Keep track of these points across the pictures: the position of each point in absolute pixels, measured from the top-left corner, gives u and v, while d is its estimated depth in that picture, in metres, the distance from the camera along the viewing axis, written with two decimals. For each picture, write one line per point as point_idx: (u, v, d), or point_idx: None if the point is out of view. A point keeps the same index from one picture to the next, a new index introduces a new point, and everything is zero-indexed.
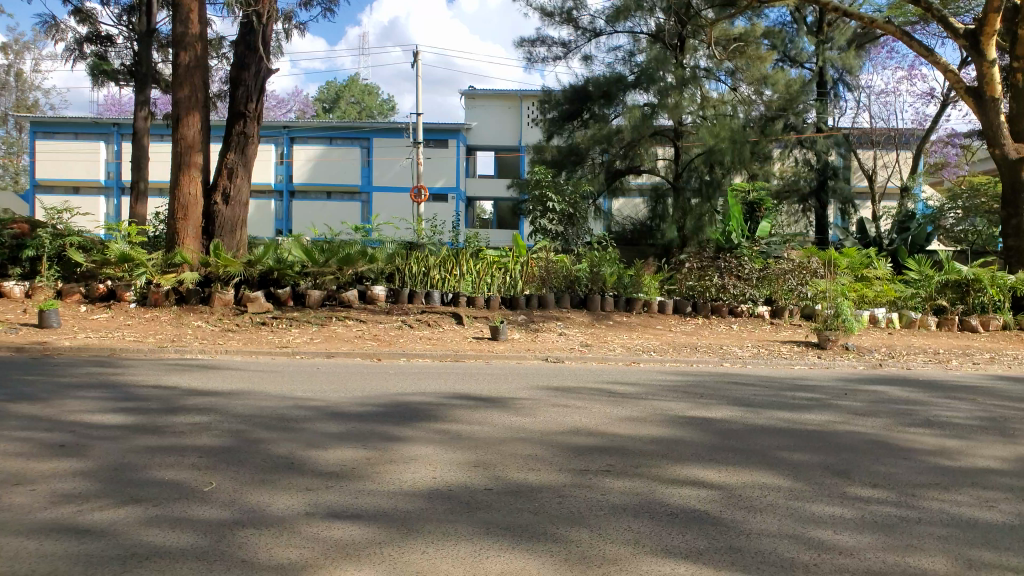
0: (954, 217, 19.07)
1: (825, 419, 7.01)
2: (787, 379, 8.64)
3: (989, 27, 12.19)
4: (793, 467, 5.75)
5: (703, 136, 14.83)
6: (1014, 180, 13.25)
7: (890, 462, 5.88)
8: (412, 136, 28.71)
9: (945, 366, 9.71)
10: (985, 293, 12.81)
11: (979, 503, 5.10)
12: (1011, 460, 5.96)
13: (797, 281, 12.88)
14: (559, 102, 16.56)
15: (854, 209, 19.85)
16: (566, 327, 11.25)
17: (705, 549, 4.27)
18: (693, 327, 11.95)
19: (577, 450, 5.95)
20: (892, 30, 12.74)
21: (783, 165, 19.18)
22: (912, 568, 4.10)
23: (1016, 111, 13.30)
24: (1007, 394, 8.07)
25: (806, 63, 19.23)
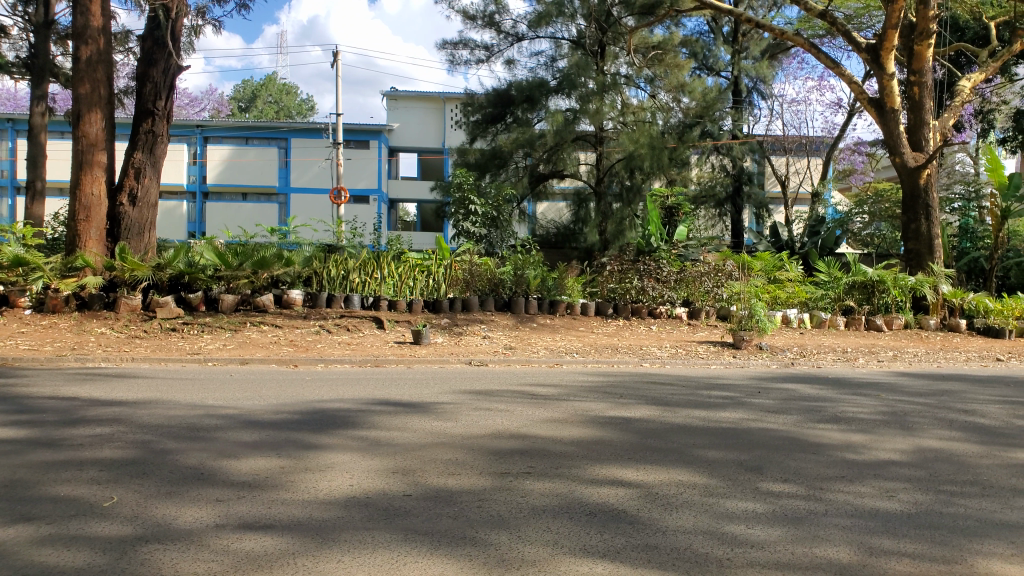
0: (861, 221, 19.82)
1: (739, 417, 7.23)
2: (703, 378, 8.88)
3: (888, 42, 12.87)
4: (708, 463, 5.90)
5: (623, 141, 15.12)
6: (913, 187, 13.95)
7: (800, 457, 6.11)
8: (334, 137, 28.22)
9: (852, 363, 10.17)
10: (889, 293, 13.46)
11: (880, 494, 5.36)
12: (910, 452, 6.29)
13: (712, 283, 13.26)
14: (481, 105, 16.55)
15: (768, 213, 20.66)
16: (490, 330, 11.27)
17: (621, 547, 4.34)
18: (615, 328, 12.15)
19: (498, 453, 5.95)
20: (801, 42, 13.21)
21: (700, 171, 19.75)
22: (819, 559, 4.27)
23: (914, 122, 14.06)
24: (907, 390, 8.50)
25: (722, 71, 19.83)
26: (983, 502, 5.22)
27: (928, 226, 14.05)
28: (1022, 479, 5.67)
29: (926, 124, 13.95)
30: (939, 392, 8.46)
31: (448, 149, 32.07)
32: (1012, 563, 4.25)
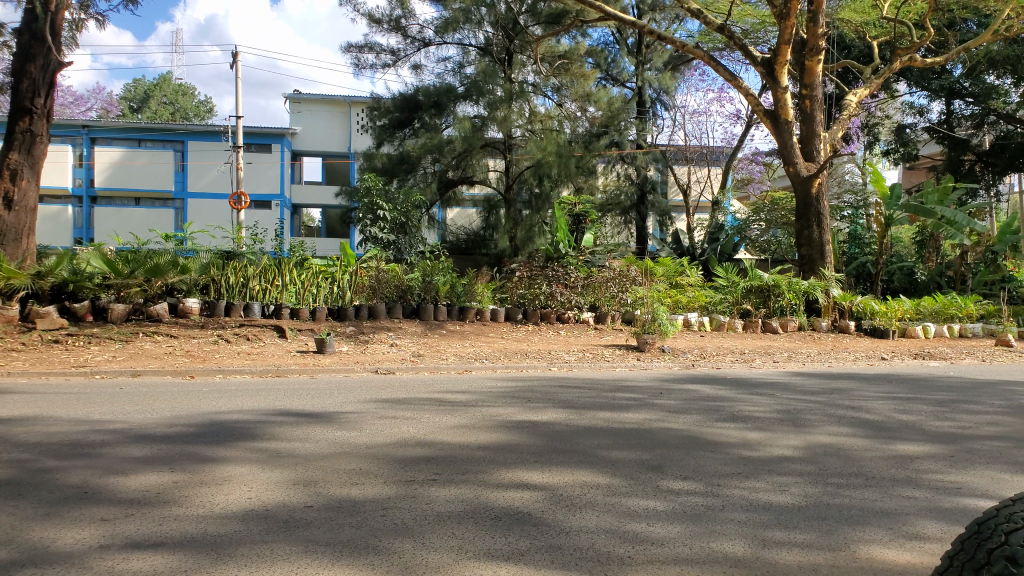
0: (758, 228, 20.79)
1: (643, 417, 7.41)
2: (610, 380, 9.06)
3: (781, 58, 13.49)
4: (611, 463, 6.03)
5: (531, 149, 15.29)
6: (805, 196, 14.69)
7: (700, 455, 6.31)
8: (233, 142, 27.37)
9: (749, 364, 10.60)
10: (784, 296, 14.07)
11: (773, 488, 5.61)
12: (802, 447, 6.60)
13: (617, 288, 13.52)
14: (388, 109, 16.38)
15: (671, 221, 21.12)
16: (399, 337, 11.16)
17: (526, 549, 4.36)
18: (524, 334, 12.26)
19: (404, 461, 5.89)
20: (702, 54, 13.62)
21: (606, 180, 20.22)
22: (715, 553, 4.41)
23: (806, 133, 14.83)
24: (800, 389, 8.94)
25: (627, 82, 20.40)
26: (866, 492, 5.54)
27: (819, 232, 14.83)
28: (901, 469, 6.05)
29: (817, 135, 14.73)
30: (830, 390, 8.92)
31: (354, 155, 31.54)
32: (889, 548, 4.53)
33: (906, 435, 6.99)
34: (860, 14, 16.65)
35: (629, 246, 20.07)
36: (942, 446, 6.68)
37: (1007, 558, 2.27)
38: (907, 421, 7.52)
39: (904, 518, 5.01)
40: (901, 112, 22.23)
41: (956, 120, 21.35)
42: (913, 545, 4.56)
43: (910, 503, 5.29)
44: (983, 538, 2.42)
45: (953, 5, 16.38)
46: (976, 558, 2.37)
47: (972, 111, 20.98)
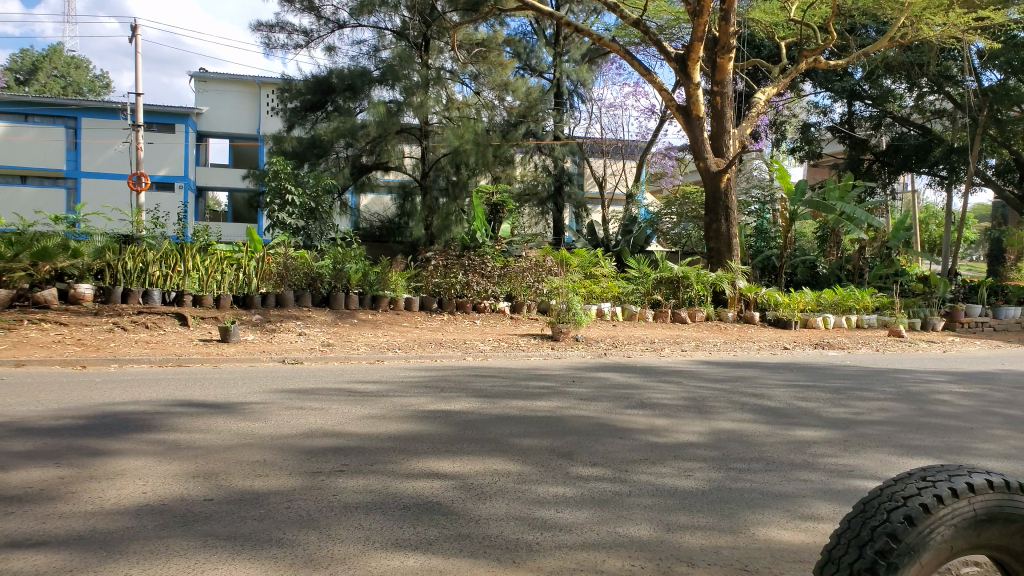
0: (670, 221, 21.31)
1: (555, 405, 7.48)
2: (523, 369, 9.11)
3: (694, 54, 13.83)
4: (522, 451, 6.06)
5: (447, 136, 15.20)
6: (715, 190, 15.18)
7: (609, 442, 6.43)
8: (131, 120, 26.08)
9: (659, 353, 10.88)
10: (693, 288, 14.50)
11: (679, 473, 5.77)
12: (706, 434, 6.82)
13: (534, 279, 13.56)
14: (300, 91, 15.88)
15: (587, 213, 21.55)
16: (307, 327, 10.87)
17: (435, 539, 4.33)
18: (439, 323, 12.18)
19: (311, 452, 5.75)
20: (618, 48, 13.76)
21: (524, 170, 20.32)
22: (622, 537, 4.50)
23: (716, 130, 15.25)
24: (707, 377, 9.23)
25: (546, 73, 20.43)
26: (765, 476, 5.76)
27: (727, 226, 15.35)
28: (798, 454, 6.33)
29: (726, 132, 15.16)
30: (735, 378, 9.26)
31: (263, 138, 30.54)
32: (785, 529, 4.73)
33: (804, 421, 7.32)
34: (769, 15, 17.15)
35: (545, 237, 20.21)
36: (836, 431, 7.03)
37: (889, 534, 2.39)
38: (805, 408, 7.88)
39: (798, 500, 5.24)
40: (807, 111, 23.09)
41: (857, 121, 22.40)
42: (806, 526, 4.78)
43: (806, 486, 5.54)
44: (867, 516, 2.52)
45: (854, 11, 17.17)
46: (861, 535, 2.47)
47: (871, 113, 22.05)
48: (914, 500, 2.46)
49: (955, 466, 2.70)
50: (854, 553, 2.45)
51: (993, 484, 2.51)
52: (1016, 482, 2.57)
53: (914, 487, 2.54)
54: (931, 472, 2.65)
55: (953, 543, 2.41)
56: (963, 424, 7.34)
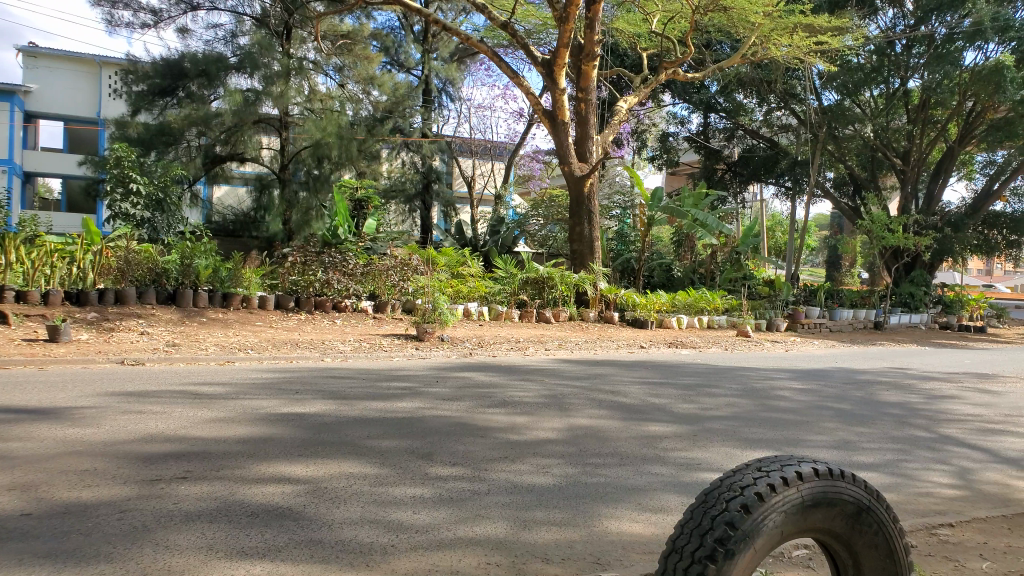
0: (537, 223, 21.69)
1: (415, 406, 7.39)
2: (384, 370, 8.94)
3: (559, 60, 14.11)
4: (380, 453, 5.94)
5: (309, 128, 14.80)
6: (577, 193, 15.56)
7: (467, 441, 6.42)
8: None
9: (523, 352, 11.03)
10: (557, 288, 14.83)
11: (536, 470, 5.85)
12: (563, 430, 6.96)
13: (398, 277, 13.43)
14: (147, 74, 14.61)
15: (455, 212, 21.47)
16: (150, 326, 10.17)
17: (284, 545, 4.14)
18: (296, 323, 11.76)
19: (149, 459, 5.37)
20: (486, 49, 13.74)
21: (390, 166, 20.12)
22: (478, 535, 4.50)
23: (580, 135, 15.64)
24: (567, 375, 9.44)
25: (414, 69, 20.20)
26: (618, 470, 5.96)
27: (589, 229, 15.80)
28: (649, 448, 6.58)
29: (590, 138, 15.56)
30: (593, 376, 9.53)
31: (103, 122, 28.29)
32: (635, 522, 4.90)
33: (655, 417, 7.63)
34: (632, 26, 17.65)
35: (412, 235, 19.99)
36: (685, 426, 7.38)
37: (727, 522, 2.50)
38: (657, 404, 8.23)
39: (649, 494, 5.45)
40: (666, 121, 24.26)
41: (711, 132, 23.80)
42: (654, 519, 4.96)
43: (656, 479, 5.78)
44: (707, 506, 2.62)
45: (710, 28, 18.06)
46: (702, 524, 2.57)
47: (724, 125, 23.48)
48: (750, 489, 2.59)
49: (785, 456, 2.86)
50: (695, 542, 2.53)
51: (819, 472, 2.69)
52: (839, 468, 2.77)
53: (750, 477, 2.68)
54: (766, 463, 2.80)
55: (783, 528, 2.56)
56: (798, 418, 7.91)
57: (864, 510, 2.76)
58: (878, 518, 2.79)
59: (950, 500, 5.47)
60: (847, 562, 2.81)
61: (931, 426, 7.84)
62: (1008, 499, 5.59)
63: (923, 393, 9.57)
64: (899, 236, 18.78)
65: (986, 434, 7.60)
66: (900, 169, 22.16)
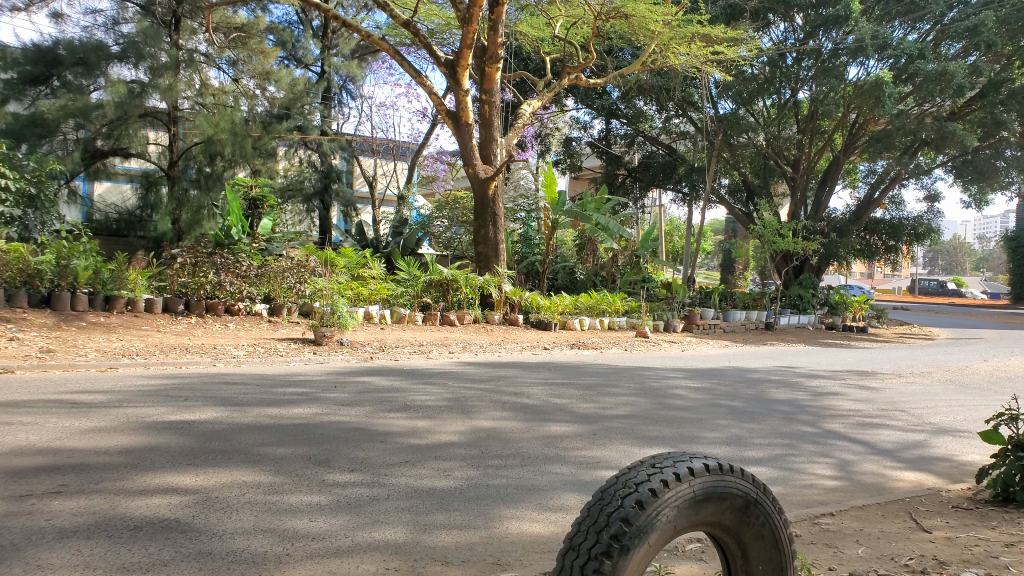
0: (442, 225, 21.61)
1: (312, 412, 7.19)
2: (279, 375, 8.67)
3: (463, 61, 14.10)
4: (274, 461, 5.75)
5: (199, 124, 14.21)
6: (482, 195, 15.59)
7: (366, 447, 6.29)
8: None
9: (425, 356, 10.94)
10: (462, 291, 14.77)
11: (437, 473, 5.80)
12: (466, 433, 6.93)
13: (295, 279, 13.08)
14: (16, 61, 13.46)
15: (355, 212, 21.19)
16: (21, 331, 9.48)
17: (171, 559, 3.94)
18: (185, 327, 11.24)
19: (20, 473, 5.00)
20: (388, 47, 13.49)
21: (287, 164, 19.64)
22: (377, 541, 4.42)
23: (484, 137, 15.69)
24: (469, 378, 9.44)
25: (312, 65, 19.80)
26: (520, 471, 5.99)
27: (494, 232, 15.88)
28: (550, 448, 6.66)
29: (494, 141, 15.66)
30: (496, 378, 9.55)
31: None
32: (535, 522, 4.92)
33: (556, 417, 7.72)
34: (535, 30, 17.76)
35: (310, 236, 19.51)
36: (585, 425, 7.50)
37: (622, 519, 2.55)
38: (559, 404, 8.33)
39: (549, 493, 5.50)
40: (569, 126, 24.88)
41: (613, 138, 24.38)
42: (554, 518, 5.01)
43: (558, 479, 5.84)
44: (604, 503, 2.65)
45: (611, 34, 18.40)
46: (598, 521, 2.59)
47: (625, 131, 24.06)
48: (645, 485, 2.65)
49: (678, 452, 2.94)
50: (592, 539, 2.56)
51: (709, 467, 2.78)
52: (728, 463, 2.86)
53: (644, 474, 2.73)
54: (659, 459, 2.86)
55: (676, 522, 2.63)
56: (693, 415, 8.19)
57: (752, 503, 2.86)
58: (765, 510, 2.90)
59: (831, 491, 5.78)
60: (736, 554, 2.92)
61: (816, 421, 8.27)
62: (883, 487, 5.96)
63: (809, 390, 10.09)
64: (788, 241, 19.78)
65: (865, 427, 8.08)
66: (790, 176, 23.31)
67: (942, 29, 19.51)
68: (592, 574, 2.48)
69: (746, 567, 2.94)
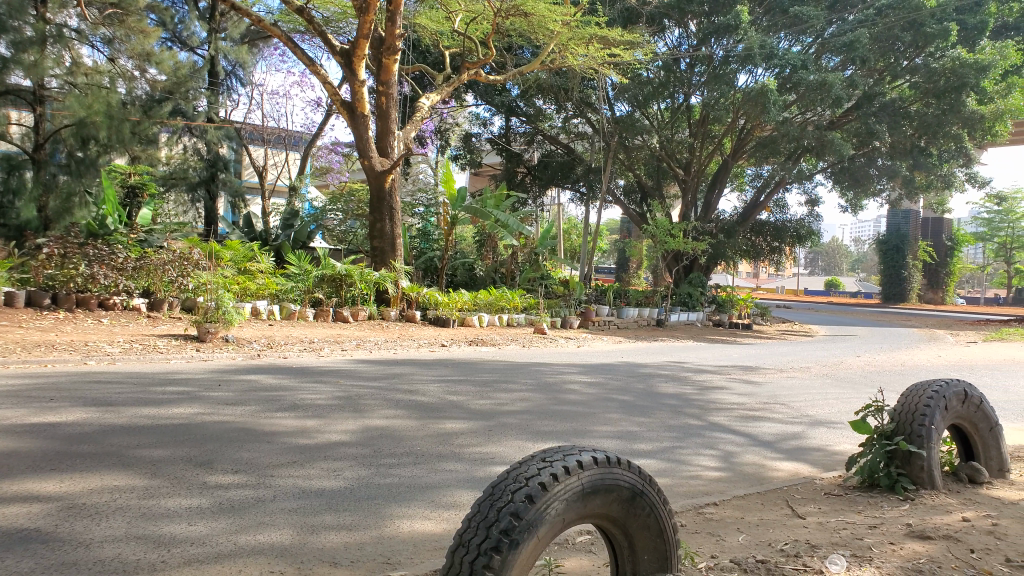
0: (337, 218, 21.21)
1: (192, 412, 6.86)
2: (156, 374, 8.21)
3: (359, 51, 13.85)
4: (150, 463, 5.44)
5: (69, 104, 13.18)
6: (378, 188, 15.37)
7: (251, 448, 6.05)
8: None
9: (317, 353, 10.65)
10: (355, 286, 14.49)
11: (327, 473, 5.65)
12: (357, 432, 6.79)
13: (177, 273, 12.44)
14: None
15: (243, 203, 20.41)
16: None
17: (29, 571, 3.65)
18: (52, 322, 10.52)
19: None
20: (279, 33, 13.05)
21: (170, 152, 18.87)
22: (262, 544, 4.25)
23: (381, 129, 15.46)
24: (362, 375, 9.26)
25: (198, 48, 18.95)
26: (413, 469, 5.91)
27: (391, 226, 15.68)
28: (444, 446, 6.61)
29: (391, 133, 15.45)
30: (389, 375, 9.42)
31: None
32: (427, 520, 4.87)
33: (451, 415, 7.69)
34: (434, 23, 17.51)
35: (192, 228, 18.68)
36: (479, 422, 7.50)
37: (512, 514, 2.54)
38: (453, 401, 8.29)
39: (441, 491, 5.45)
40: (469, 122, 24.75)
41: (512, 136, 24.62)
42: (446, 515, 4.97)
43: (451, 476, 5.81)
44: (494, 499, 2.64)
45: (510, 32, 18.53)
46: (488, 517, 2.57)
47: (525, 130, 24.44)
48: (535, 479, 2.65)
49: (568, 445, 2.96)
50: (482, 535, 2.53)
51: (597, 460, 2.81)
52: (615, 456, 2.91)
53: (535, 468, 2.74)
54: (550, 453, 2.87)
55: (565, 515, 2.65)
56: (586, 410, 8.35)
57: (639, 494, 2.92)
58: (650, 501, 2.96)
59: (714, 482, 6.01)
60: (623, 545, 2.97)
61: (702, 415, 8.59)
62: (761, 477, 6.25)
63: (695, 385, 10.48)
64: (679, 241, 20.50)
65: (747, 420, 8.46)
66: (682, 178, 24.17)
67: (823, 42, 20.66)
68: (481, 570, 2.45)
69: (632, 557, 2.99)
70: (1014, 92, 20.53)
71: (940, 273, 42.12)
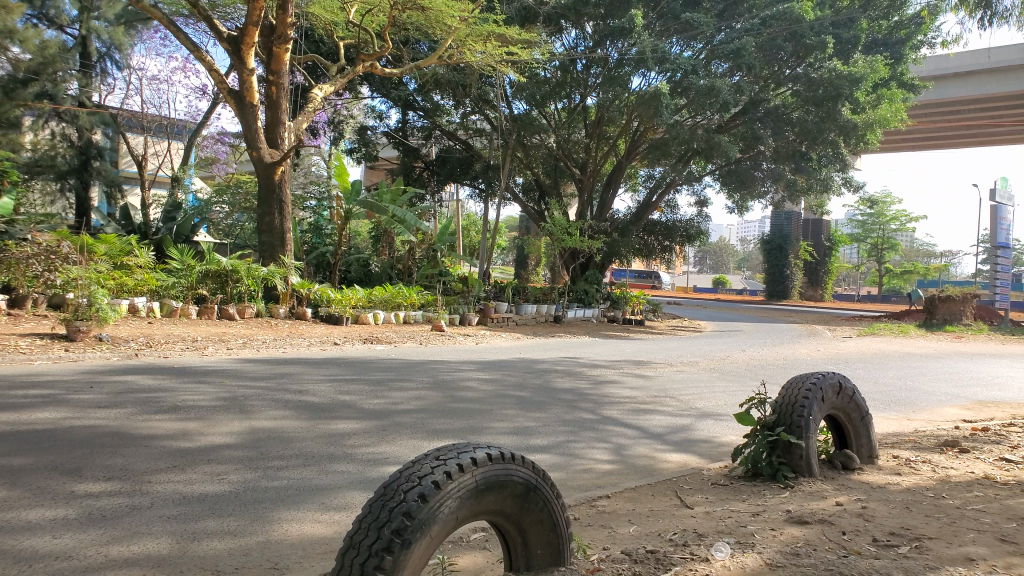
0: (223, 211, 20.55)
1: (58, 416, 6.39)
2: (17, 376, 7.61)
3: (248, 39, 13.31)
4: (8, 473, 5.02)
5: None
6: (267, 180, 14.87)
7: (126, 453, 5.69)
8: None
9: (200, 352, 10.19)
10: (241, 283, 13.96)
11: (210, 478, 5.39)
12: (242, 434, 6.51)
13: (43, 268, 11.56)
14: None
15: (120, 194, 19.30)
16: None
17: None
18: None
19: None
20: (160, 16, 12.36)
21: (35, 137, 17.66)
22: (137, 555, 4.00)
23: (270, 119, 14.94)
24: (248, 375, 8.91)
25: (67, 27, 17.82)
26: (302, 471, 5.72)
27: (280, 220, 15.20)
28: (335, 447, 6.43)
29: (281, 124, 14.99)
30: (277, 375, 9.10)
31: None
32: (316, 523, 4.72)
33: (343, 414, 7.50)
34: (328, 13, 17.21)
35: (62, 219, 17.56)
36: (372, 422, 7.35)
37: (404, 513, 2.47)
38: (346, 401, 8.10)
39: (332, 493, 5.30)
40: (365, 115, 24.34)
41: (410, 130, 24.42)
42: (337, 518, 4.83)
43: (342, 477, 5.65)
44: (386, 498, 2.56)
45: (407, 25, 18.30)
46: (379, 517, 2.49)
47: (422, 124, 24.14)
48: (428, 478, 2.60)
49: (461, 442, 2.91)
50: (373, 536, 2.45)
51: (491, 456, 2.78)
52: (510, 451, 2.88)
53: (428, 466, 2.68)
54: (444, 450, 2.82)
55: (458, 513, 2.61)
56: (482, 406, 8.34)
57: (532, 489, 2.92)
58: (544, 496, 2.96)
59: (606, 475, 6.12)
60: (516, 541, 2.96)
61: (595, 409, 8.75)
62: (651, 469, 6.41)
63: (590, 380, 10.67)
64: (576, 239, 20.81)
65: (638, 413, 8.68)
66: (578, 177, 24.62)
67: (711, 49, 21.48)
68: (372, 571, 2.37)
69: (525, 552, 2.98)
70: (883, 103, 22.05)
71: (819, 272, 44.71)
